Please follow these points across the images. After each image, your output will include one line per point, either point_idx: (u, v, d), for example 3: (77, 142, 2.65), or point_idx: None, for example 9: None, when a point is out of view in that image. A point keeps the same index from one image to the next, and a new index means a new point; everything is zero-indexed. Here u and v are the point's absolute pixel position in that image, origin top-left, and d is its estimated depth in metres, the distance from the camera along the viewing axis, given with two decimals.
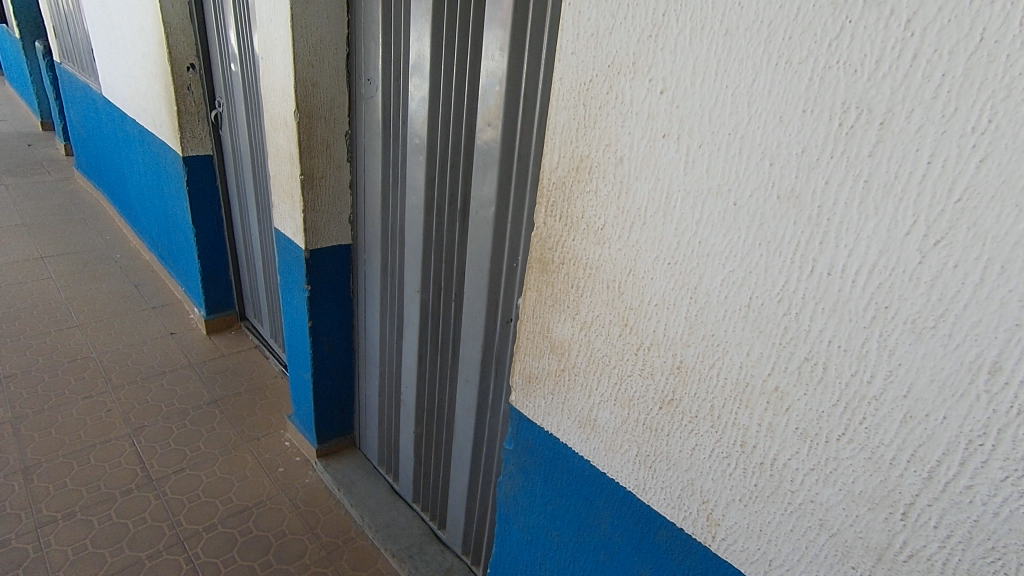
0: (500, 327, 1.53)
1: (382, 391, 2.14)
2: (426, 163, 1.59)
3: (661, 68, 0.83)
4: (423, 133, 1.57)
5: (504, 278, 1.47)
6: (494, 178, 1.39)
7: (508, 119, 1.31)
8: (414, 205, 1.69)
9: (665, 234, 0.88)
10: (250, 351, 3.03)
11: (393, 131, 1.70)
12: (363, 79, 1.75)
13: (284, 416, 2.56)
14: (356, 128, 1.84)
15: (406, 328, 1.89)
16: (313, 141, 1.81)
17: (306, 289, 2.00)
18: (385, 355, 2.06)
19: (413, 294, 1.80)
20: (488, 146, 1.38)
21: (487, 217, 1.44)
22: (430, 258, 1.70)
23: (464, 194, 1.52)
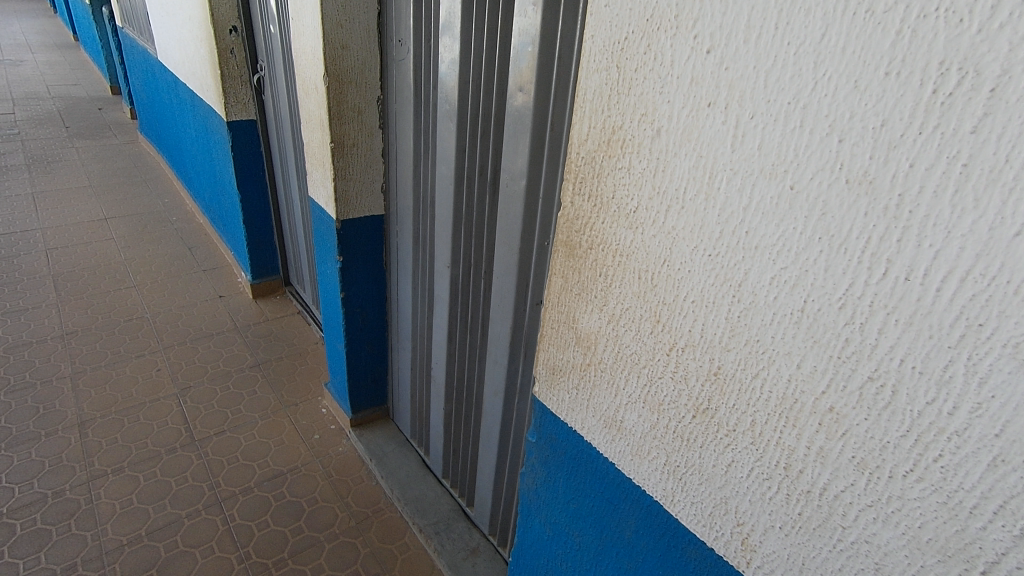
0: (530, 309, 1.44)
1: (415, 365, 2.11)
2: (456, 132, 1.49)
3: (709, 21, 0.69)
4: (454, 99, 1.46)
5: (535, 257, 1.37)
6: (525, 149, 1.28)
7: (541, 84, 1.19)
8: (445, 175, 1.60)
9: (707, 220, 0.76)
10: (293, 317, 3.09)
11: (424, 97, 1.60)
12: (394, 40, 1.65)
13: (322, 383, 2.60)
14: (388, 93, 1.76)
15: (437, 304, 1.83)
16: (343, 107, 1.73)
17: (338, 260, 1.97)
18: (417, 329, 2.02)
19: (444, 270, 1.73)
20: (520, 114, 1.26)
21: (518, 191, 1.33)
22: (461, 233, 1.62)
23: (495, 166, 1.42)
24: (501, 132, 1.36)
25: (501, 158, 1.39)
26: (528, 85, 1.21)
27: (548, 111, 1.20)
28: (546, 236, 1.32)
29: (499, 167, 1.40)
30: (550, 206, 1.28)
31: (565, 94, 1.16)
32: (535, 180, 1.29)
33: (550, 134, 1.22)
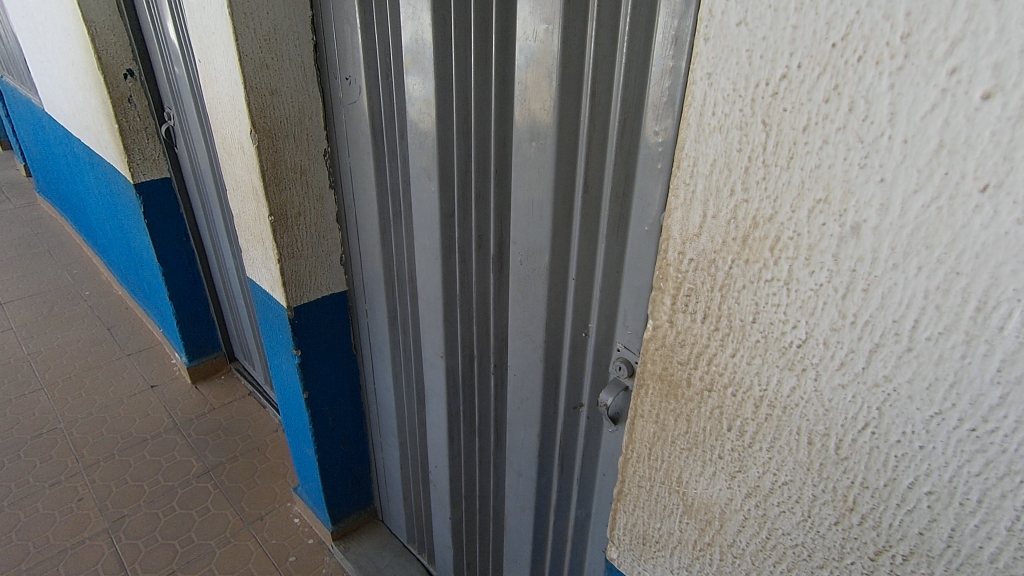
0: (564, 414, 1.12)
1: (406, 464, 1.74)
2: (438, 195, 1.14)
3: (988, 39, 0.36)
4: (431, 152, 1.11)
5: (569, 353, 1.05)
6: (548, 218, 0.95)
7: (568, 131, 0.87)
8: (427, 247, 1.24)
9: (968, 380, 0.44)
10: (245, 400, 2.70)
11: (389, 149, 1.24)
12: (340, 78, 1.27)
13: (289, 485, 2.24)
14: (337, 144, 1.38)
15: (429, 398, 1.48)
16: (281, 169, 1.34)
17: (296, 354, 1.58)
18: (406, 424, 1.66)
19: (436, 361, 1.38)
20: (537, 172, 0.93)
21: (541, 271, 1.01)
22: (455, 317, 1.27)
23: (498, 236, 1.07)
24: (506, 192, 1.02)
25: (507, 227, 1.05)
26: (547, 133, 0.88)
27: (580, 167, 0.88)
28: (583, 327, 1.00)
29: (505, 238, 1.06)
30: (589, 288, 0.97)
31: (605, 144, 0.84)
32: (565, 256, 0.97)
33: (583, 197, 0.89)
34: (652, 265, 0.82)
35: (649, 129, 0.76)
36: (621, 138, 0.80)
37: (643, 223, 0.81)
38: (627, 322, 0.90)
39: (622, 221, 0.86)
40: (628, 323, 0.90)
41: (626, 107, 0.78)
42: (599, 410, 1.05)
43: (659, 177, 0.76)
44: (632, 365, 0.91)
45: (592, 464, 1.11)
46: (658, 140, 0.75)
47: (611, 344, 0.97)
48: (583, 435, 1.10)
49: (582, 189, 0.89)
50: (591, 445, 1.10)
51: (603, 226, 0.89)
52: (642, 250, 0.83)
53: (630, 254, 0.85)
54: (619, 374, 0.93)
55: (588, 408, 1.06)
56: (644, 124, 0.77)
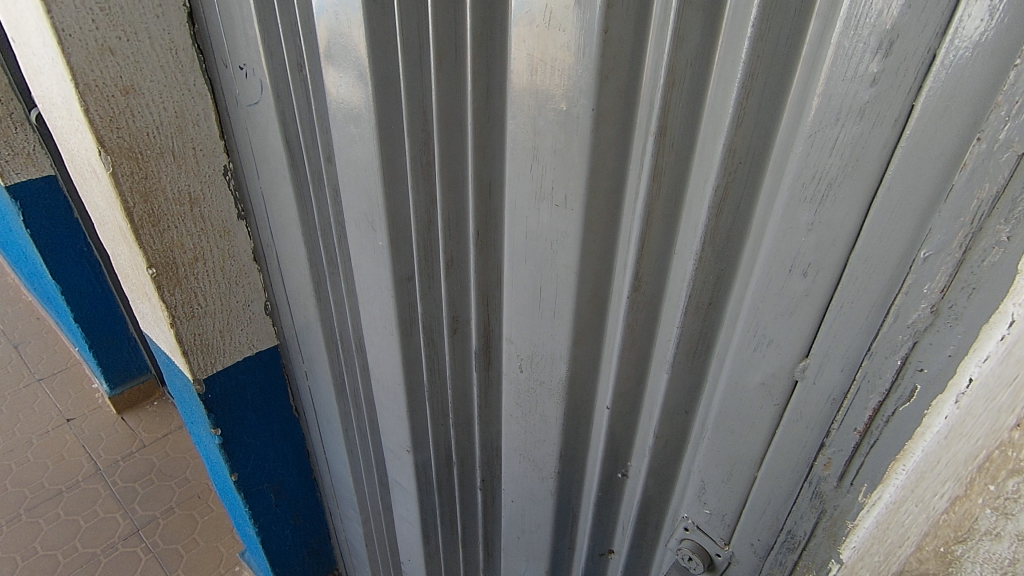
0: (584, 557, 0.80)
1: (371, 544, 1.41)
2: (386, 255, 0.74)
3: None
4: (372, 194, 0.71)
5: (596, 495, 0.71)
6: (567, 320, 0.58)
7: (606, 194, 0.50)
8: (376, 319, 0.85)
9: None
10: (182, 434, 2.33)
11: (314, 175, 0.84)
12: (232, 66, 0.84)
13: (236, 544, 1.90)
14: (243, 159, 0.96)
15: (394, 489, 1.13)
16: (157, 201, 0.92)
17: (215, 434, 1.19)
18: (367, 504, 1.31)
19: (400, 457, 1.01)
20: (550, 251, 0.55)
21: (554, 388, 0.65)
22: (422, 411, 0.90)
23: (484, 324, 0.70)
24: (497, 264, 0.65)
25: (499, 314, 0.68)
26: (570, 192, 0.50)
27: (627, 252, 0.51)
28: (621, 468, 0.66)
29: (495, 327, 0.70)
30: (631, 422, 0.62)
31: (676, 219, 0.47)
32: (595, 370, 0.62)
33: (630, 299, 0.52)
34: (765, 434, 0.47)
35: (786, 214, 0.38)
36: (717, 218, 0.43)
37: (753, 371, 0.45)
38: (707, 496, 0.56)
39: (706, 348, 0.50)
40: (706, 500, 0.56)
41: (733, 163, 0.40)
42: (639, 570, 0.73)
43: (802, 303, 0.40)
44: (711, 555, 0.59)
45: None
46: (806, 237, 0.38)
47: (665, 503, 0.63)
48: None
49: (629, 287, 0.52)
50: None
51: (666, 349, 0.53)
52: (745, 407, 0.47)
53: (718, 406, 0.50)
54: (689, 565, 0.60)
55: (624, 565, 0.74)
56: (774, 201, 0.39)
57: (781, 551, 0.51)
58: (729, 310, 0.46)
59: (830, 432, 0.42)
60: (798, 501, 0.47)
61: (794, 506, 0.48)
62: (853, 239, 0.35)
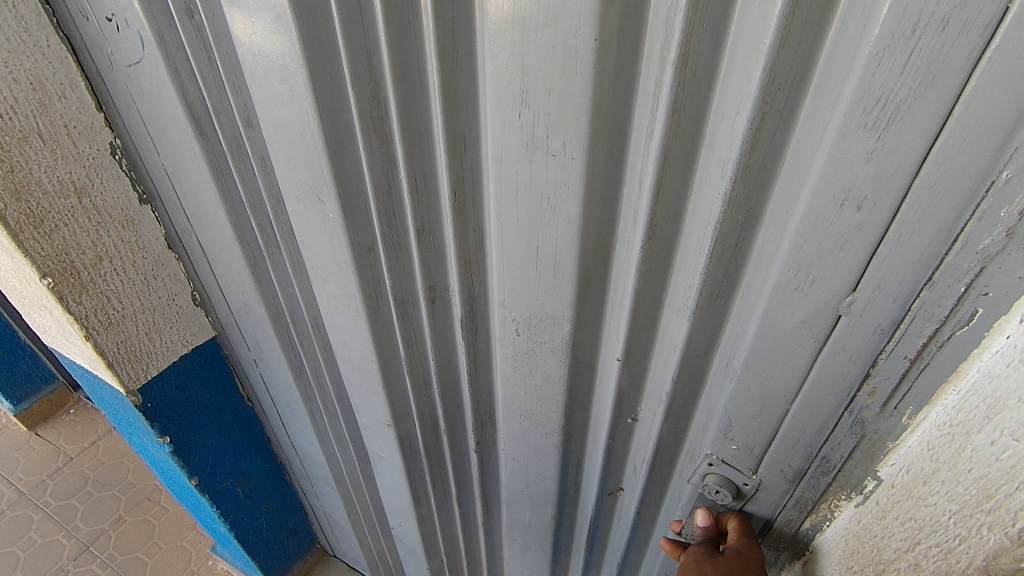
0: (594, 498, 0.82)
1: (354, 516, 1.38)
2: (341, 230, 0.65)
3: None
4: (314, 162, 0.60)
5: (606, 442, 0.71)
6: (571, 278, 0.54)
7: (610, 136, 0.44)
8: (334, 299, 0.77)
9: None
10: (111, 439, 2.14)
11: (231, 144, 0.71)
12: (95, 15, 0.67)
13: (203, 539, 1.81)
14: (134, 132, 0.80)
15: (375, 463, 1.09)
16: (33, 197, 0.76)
17: (165, 441, 1.08)
18: (346, 480, 1.26)
19: (380, 433, 0.96)
20: (547, 208, 0.50)
21: (557, 348, 0.62)
22: (402, 386, 0.85)
23: (467, 291, 0.64)
24: (477, 226, 0.58)
25: (486, 279, 0.63)
26: (569, 139, 0.44)
27: (639, 197, 0.47)
28: (631, 411, 0.66)
29: (483, 292, 0.64)
30: (642, 365, 0.61)
31: (693, 155, 0.44)
32: (599, 320, 0.60)
33: (644, 249, 0.49)
34: (801, 365, 0.49)
35: (842, 145, 0.37)
36: (750, 154, 0.40)
37: (793, 310, 0.46)
38: (735, 432, 0.58)
39: (729, 284, 0.49)
40: (735, 432, 0.58)
41: (772, 91, 0.37)
42: (652, 503, 0.75)
43: (854, 239, 0.40)
44: (737, 485, 0.63)
45: (638, 547, 0.84)
46: (864, 168, 0.37)
47: (684, 438, 0.64)
48: (626, 523, 0.81)
49: (643, 236, 0.49)
50: (638, 533, 0.81)
51: (686, 294, 0.51)
52: (781, 345, 0.49)
53: (751, 341, 0.50)
54: (713, 495, 0.65)
55: (637, 501, 0.75)
56: (825, 128, 0.37)
57: (813, 477, 0.57)
58: (756, 250, 0.46)
59: (875, 365, 0.46)
60: (834, 431, 0.52)
61: (829, 429, 0.52)
62: (919, 162, 0.35)
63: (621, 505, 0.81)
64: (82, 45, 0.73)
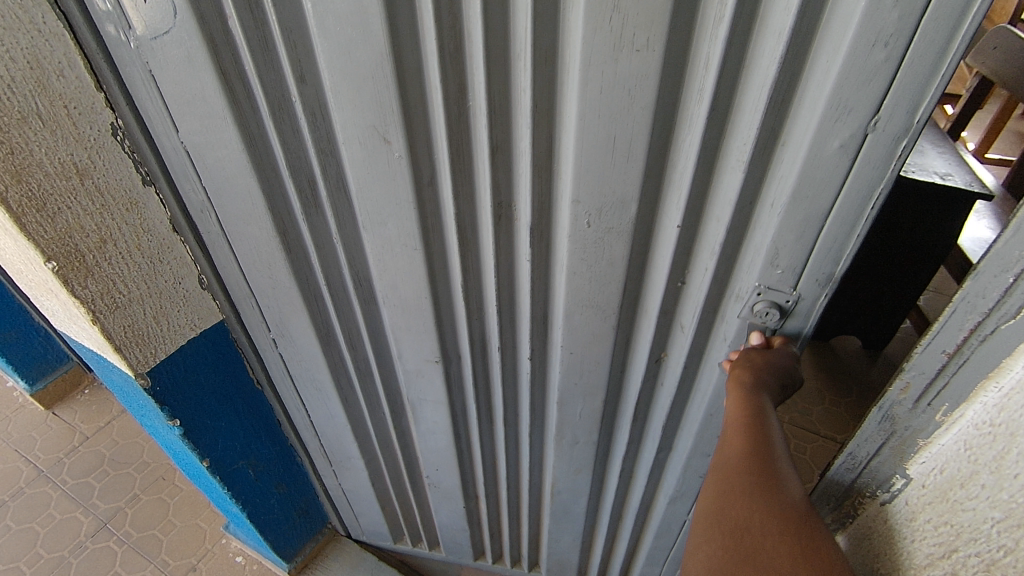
0: (643, 368, 0.96)
1: (379, 480, 1.44)
2: (404, 165, 0.75)
3: None
4: (384, 101, 0.69)
5: (658, 312, 0.85)
6: (641, 160, 0.68)
7: (683, 29, 0.58)
8: (388, 241, 0.85)
9: None
10: (125, 417, 2.17)
11: (270, 107, 0.73)
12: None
13: (216, 517, 1.83)
14: (139, 109, 0.78)
15: (412, 407, 1.17)
16: (34, 180, 0.75)
17: (174, 424, 1.08)
18: (373, 444, 1.32)
19: (423, 369, 1.06)
20: (627, 99, 0.63)
21: (624, 229, 0.75)
22: (455, 310, 0.95)
23: (536, 197, 0.75)
24: (548, 135, 0.70)
25: (556, 182, 0.74)
26: (653, 35, 0.58)
27: (705, 74, 0.61)
28: (681, 277, 0.80)
29: (554, 197, 0.75)
30: (695, 231, 0.75)
31: (750, 34, 0.58)
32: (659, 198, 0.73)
33: (708, 118, 0.64)
34: (831, 188, 0.65)
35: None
36: (800, 20, 0.55)
37: (832, 139, 0.61)
38: (779, 258, 0.73)
39: (776, 137, 0.64)
40: (780, 261, 0.73)
41: None
42: (693, 359, 0.91)
43: (879, 72, 0.56)
44: (781, 304, 0.79)
45: (682, 402, 1.00)
46: (890, 14, 0.52)
47: (728, 285, 0.80)
48: (669, 383, 0.97)
49: (706, 113, 0.63)
50: (684, 389, 0.97)
51: (740, 152, 0.66)
52: (822, 173, 0.64)
53: (798, 176, 0.65)
54: (762, 320, 0.80)
55: (681, 359, 0.91)
56: None
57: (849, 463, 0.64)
58: (802, 99, 0.61)
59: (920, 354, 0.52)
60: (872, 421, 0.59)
61: (854, 238, 0.70)
62: (926, 7, 0.51)
63: (665, 371, 0.96)
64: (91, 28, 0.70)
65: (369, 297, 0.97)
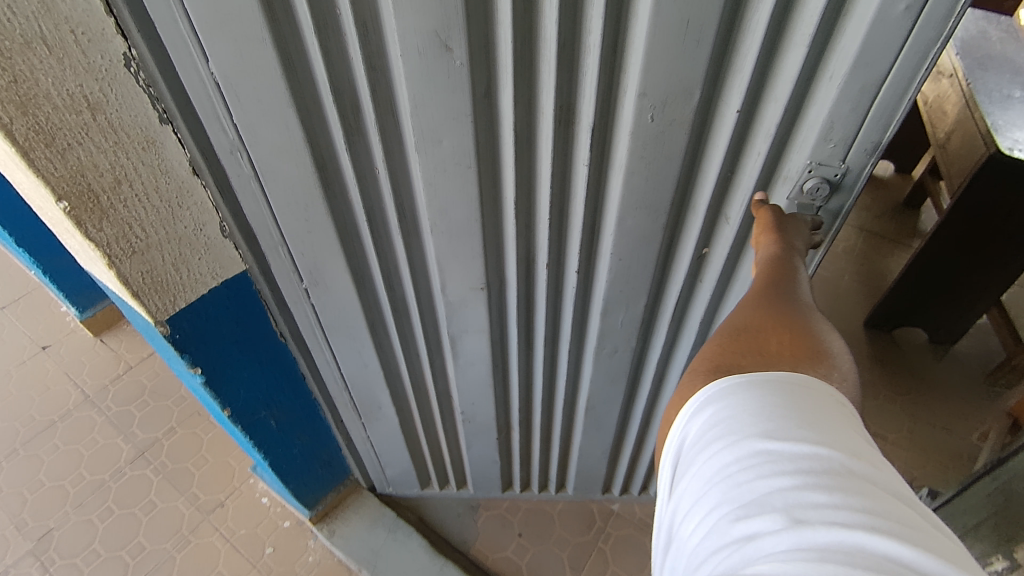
0: (686, 266, 0.95)
1: (409, 426, 1.43)
2: (464, 75, 0.71)
3: None
4: (448, 0, 0.64)
5: (707, 206, 0.84)
6: (710, 45, 0.66)
7: None
8: (441, 164, 0.81)
9: None
10: None
11: (315, 15, 0.67)
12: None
13: (245, 457, 1.87)
14: (156, 35, 0.70)
15: (450, 346, 1.15)
16: (41, 112, 0.70)
17: (195, 373, 1.06)
18: (405, 390, 1.31)
19: (466, 301, 1.03)
20: None
21: (686, 122, 0.74)
22: (501, 233, 0.92)
23: (602, 96, 0.73)
24: (618, 24, 0.67)
25: (624, 78, 0.72)
26: None
27: None
28: (733, 165, 0.80)
29: (618, 94, 0.73)
30: (755, 112, 0.74)
31: None
32: (720, 85, 0.72)
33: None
34: (891, 53, 0.65)
35: None
36: None
37: (899, 1, 0.60)
38: (833, 132, 0.73)
39: (841, 8, 0.63)
40: (833, 136, 0.73)
41: None
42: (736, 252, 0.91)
43: None
44: (829, 179, 0.78)
45: (720, 297, 0.99)
46: None
47: (778, 168, 0.79)
48: (708, 284, 0.97)
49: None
50: (723, 283, 0.96)
51: (808, 26, 0.64)
52: (884, 39, 0.63)
53: (861, 44, 0.64)
54: (811, 197, 0.80)
55: (722, 254, 0.91)
56: None
57: None
58: None
59: None
60: None
61: (906, 100, 0.69)
62: None
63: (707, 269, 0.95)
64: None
65: (412, 230, 0.93)
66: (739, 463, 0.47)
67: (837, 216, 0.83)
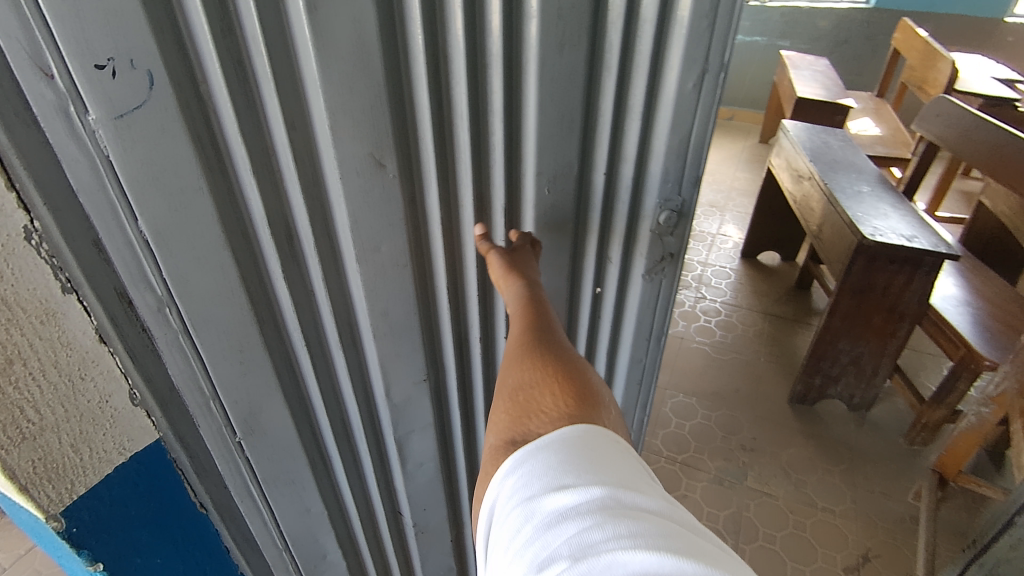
0: (585, 306, 1.05)
1: (355, 567, 1.31)
2: (396, 185, 0.77)
3: None
4: (380, 125, 0.71)
5: (592, 252, 0.96)
6: (577, 124, 0.80)
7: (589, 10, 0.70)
8: (380, 270, 0.84)
9: None
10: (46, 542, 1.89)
11: (253, 159, 0.69)
12: (75, 70, 0.56)
13: None
14: (77, 198, 0.66)
15: (395, 457, 1.12)
16: None
17: (95, 568, 0.91)
18: (350, 525, 1.22)
19: (407, 404, 1.03)
20: (565, 78, 0.75)
21: (570, 189, 0.87)
22: (436, 322, 0.97)
23: (507, 181, 0.85)
24: (512, 123, 0.80)
25: (522, 164, 0.84)
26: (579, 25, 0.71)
27: (612, 49, 0.74)
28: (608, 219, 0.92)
29: (518, 178, 0.85)
30: (615, 173, 0.86)
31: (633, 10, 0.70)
32: (587, 153, 0.85)
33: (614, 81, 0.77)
34: (692, 116, 0.79)
35: None
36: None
37: (691, 78, 0.75)
38: (668, 179, 0.85)
39: (656, 88, 0.77)
40: (668, 180, 0.85)
41: None
42: (623, 288, 1.01)
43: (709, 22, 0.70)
44: (674, 216, 0.89)
45: (616, 332, 1.09)
46: None
47: (638, 215, 0.90)
48: (605, 317, 1.07)
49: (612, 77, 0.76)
50: (618, 317, 1.07)
51: (636, 102, 0.78)
52: (687, 106, 0.78)
53: (672, 111, 0.78)
54: (664, 231, 0.91)
55: (612, 292, 1.01)
56: None
57: None
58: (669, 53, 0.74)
59: None
60: None
61: (710, 148, 0.83)
62: None
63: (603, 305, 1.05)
64: (19, 112, 0.59)
65: (352, 345, 0.93)
66: (531, 525, 0.53)
67: (683, 245, 0.94)
